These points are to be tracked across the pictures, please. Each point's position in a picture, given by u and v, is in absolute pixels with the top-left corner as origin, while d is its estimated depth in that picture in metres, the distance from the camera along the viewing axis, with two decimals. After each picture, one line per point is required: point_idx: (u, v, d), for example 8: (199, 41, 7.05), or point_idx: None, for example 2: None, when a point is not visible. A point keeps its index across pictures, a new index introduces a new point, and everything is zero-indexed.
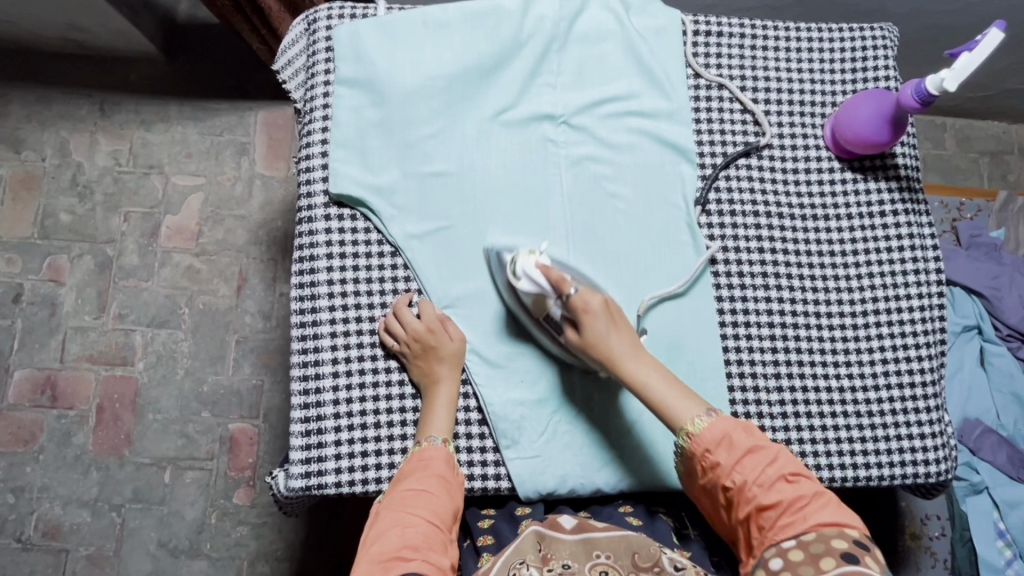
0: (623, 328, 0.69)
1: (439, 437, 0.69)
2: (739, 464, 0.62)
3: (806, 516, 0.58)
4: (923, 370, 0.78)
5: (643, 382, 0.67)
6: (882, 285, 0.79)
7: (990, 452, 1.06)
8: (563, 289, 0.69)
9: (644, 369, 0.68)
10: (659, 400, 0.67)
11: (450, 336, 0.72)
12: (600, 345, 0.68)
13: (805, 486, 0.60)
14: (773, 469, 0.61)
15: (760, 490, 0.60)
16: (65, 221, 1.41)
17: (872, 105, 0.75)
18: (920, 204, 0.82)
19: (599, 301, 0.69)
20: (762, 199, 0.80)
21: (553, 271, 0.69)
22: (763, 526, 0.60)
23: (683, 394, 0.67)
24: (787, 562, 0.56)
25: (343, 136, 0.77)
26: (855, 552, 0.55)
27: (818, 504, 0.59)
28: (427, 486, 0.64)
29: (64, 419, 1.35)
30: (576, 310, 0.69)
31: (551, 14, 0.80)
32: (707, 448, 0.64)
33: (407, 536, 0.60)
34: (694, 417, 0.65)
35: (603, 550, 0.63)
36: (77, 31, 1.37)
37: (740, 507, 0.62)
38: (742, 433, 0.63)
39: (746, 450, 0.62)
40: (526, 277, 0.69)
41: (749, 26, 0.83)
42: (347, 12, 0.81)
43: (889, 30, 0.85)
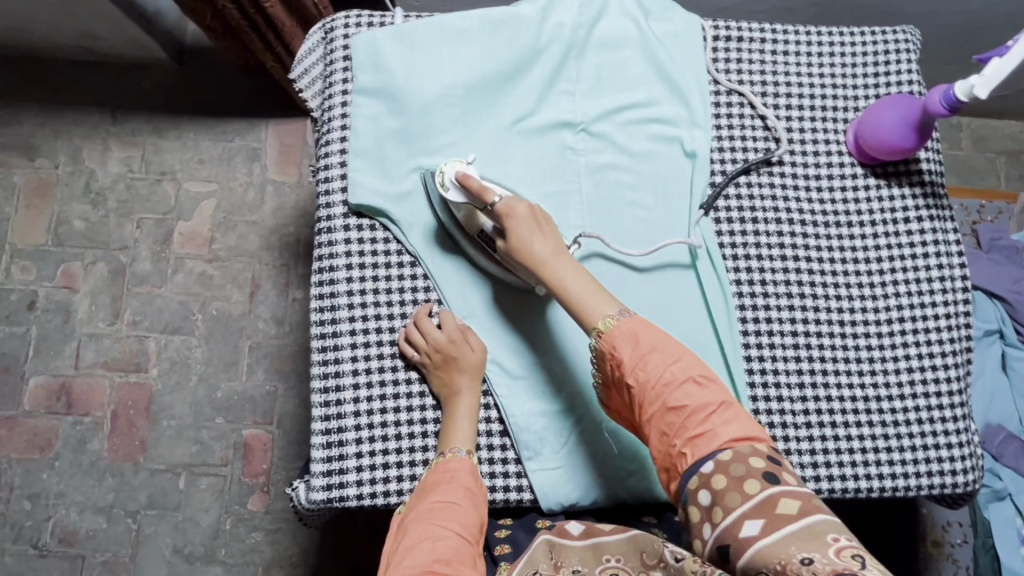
0: (545, 232, 0.69)
1: (462, 449, 0.69)
2: (644, 362, 0.61)
3: (716, 428, 0.58)
4: (949, 379, 0.77)
5: (559, 284, 0.67)
6: (906, 292, 0.78)
7: (1013, 459, 1.05)
8: (487, 196, 0.70)
9: (561, 271, 0.67)
10: (573, 299, 0.66)
11: (471, 346, 0.72)
12: (519, 250, 0.68)
13: (714, 391, 0.60)
14: (678, 371, 0.60)
15: (667, 391, 0.60)
16: (79, 228, 1.42)
17: (896, 111, 0.74)
18: (945, 210, 0.81)
19: (524, 207, 0.69)
20: (783, 206, 0.79)
21: (474, 181, 0.71)
22: (669, 431, 0.59)
23: (597, 295, 0.66)
24: (714, 495, 0.54)
25: (362, 146, 0.76)
26: (772, 469, 0.55)
27: (728, 416, 0.58)
28: (454, 499, 0.64)
29: (79, 426, 1.35)
30: (500, 216, 0.70)
31: (569, 21, 0.79)
32: (614, 343, 0.63)
33: (438, 550, 0.59)
34: (605, 316, 0.64)
35: (612, 554, 0.64)
36: (90, 39, 1.37)
37: (645, 408, 0.61)
38: (648, 332, 0.63)
39: (652, 351, 0.61)
40: (455, 187, 0.71)
41: (769, 32, 0.82)
42: (365, 21, 0.80)
43: (911, 33, 0.84)
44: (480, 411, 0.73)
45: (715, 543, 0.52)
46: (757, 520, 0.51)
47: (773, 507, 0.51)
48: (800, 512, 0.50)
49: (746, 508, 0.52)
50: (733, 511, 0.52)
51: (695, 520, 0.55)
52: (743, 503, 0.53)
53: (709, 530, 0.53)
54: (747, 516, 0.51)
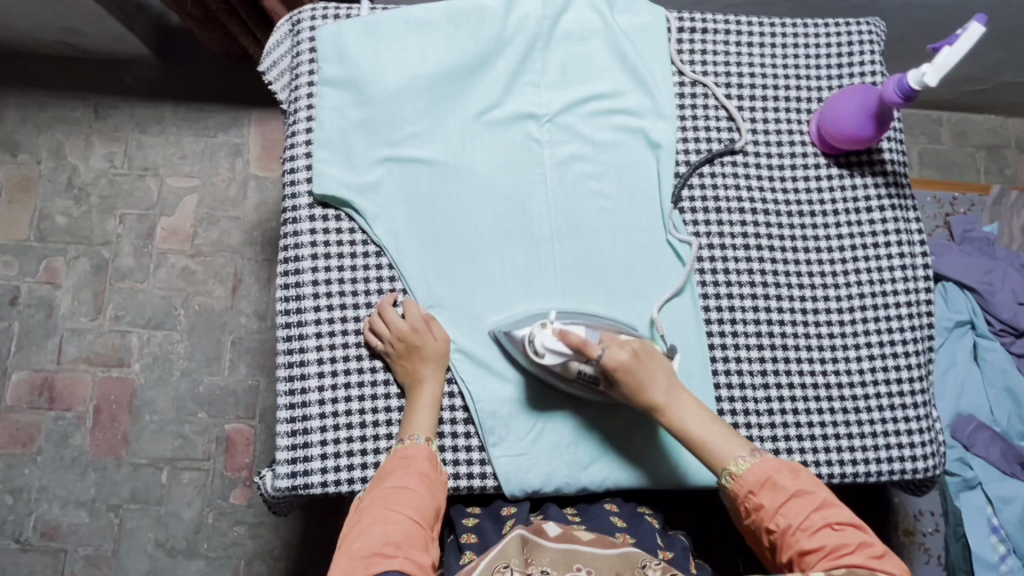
0: (654, 371, 0.68)
1: (421, 436, 0.69)
2: (783, 507, 0.63)
3: (840, 559, 0.59)
4: (910, 367, 0.78)
5: (681, 425, 0.68)
6: (868, 281, 0.79)
7: (983, 448, 1.06)
8: (587, 351, 0.67)
9: (681, 412, 0.68)
10: (698, 440, 0.67)
11: (434, 335, 0.72)
12: (638, 397, 0.68)
13: (851, 534, 0.60)
14: (819, 515, 0.62)
15: (805, 534, 0.61)
16: (61, 224, 1.42)
17: (856, 101, 0.75)
18: (907, 200, 0.81)
19: (626, 353, 0.68)
20: (747, 195, 0.80)
21: (574, 336, 0.67)
22: (804, 568, 0.60)
23: (723, 434, 0.67)
24: None
25: (327, 137, 0.77)
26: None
27: (855, 551, 0.59)
28: (409, 484, 0.65)
29: (62, 421, 1.36)
30: (605, 368, 0.68)
31: (535, 13, 0.80)
32: (751, 490, 0.64)
33: (389, 533, 0.60)
34: (736, 458, 0.66)
35: (584, 565, 0.63)
36: (71, 35, 1.37)
37: (781, 548, 0.62)
38: (789, 477, 0.64)
39: (790, 495, 0.63)
40: (550, 351, 0.68)
41: (733, 24, 0.83)
42: (331, 13, 0.81)
43: (874, 24, 0.84)
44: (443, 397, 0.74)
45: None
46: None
47: None
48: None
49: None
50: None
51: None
52: None
53: None
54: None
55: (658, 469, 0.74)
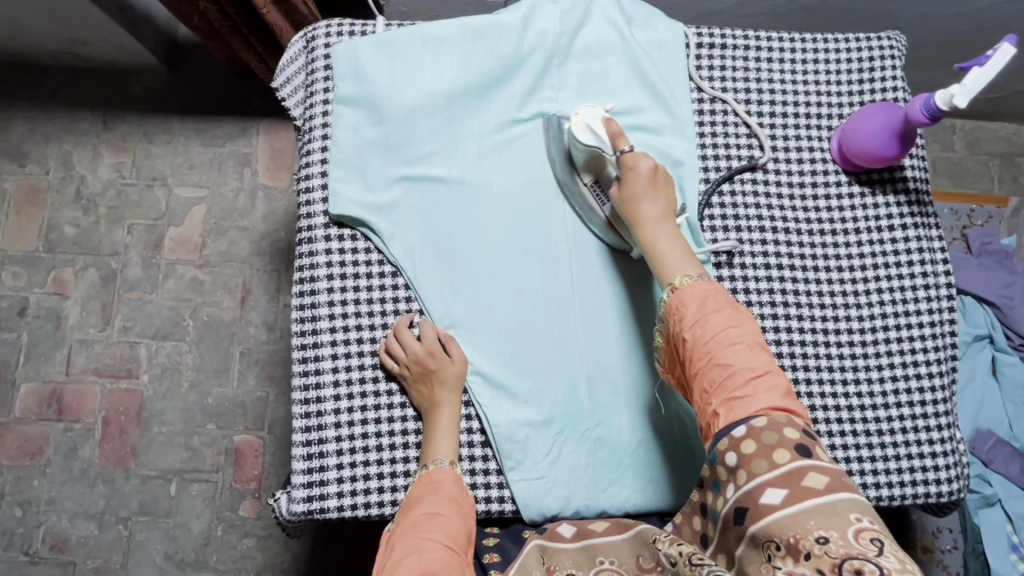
0: (660, 194, 0.71)
1: (445, 461, 0.68)
2: (705, 323, 0.62)
3: (758, 394, 0.58)
4: (934, 388, 0.76)
5: (650, 238, 0.69)
6: (891, 301, 0.78)
7: (1002, 464, 1.05)
8: (618, 142, 0.72)
9: (657, 229, 0.69)
10: (658, 254, 0.68)
11: (450, 357, 0.72)
12: (626, 201, 0.71)
13: (764, 360, 0.60)
14: (738, 338, 0.60)
15: (716, 351, 0.60)
16: (69, 234, 1.41)
17: (879, 119, 0.74)
18: (930, 217, 0.80)
19: (647, 163, 0.71)
20: (768, 213, 0.79)
21: (614, 126, 0.73)
22: (712, 389, 0.60)
23: (684, 255, 0.68)
24: (740, 458, 0.56)
25: (343, 155, 0.76)
26: (805, 442, 0.55)
27: (771, 385, 0.58)
28: (439, 510, 0.64)
29: (70, 432, 1.35)
30: (621, 164, 0.72)
31: (552, 28, 0.79)
32: (682, 303, 0.64)
33: (425, 562, 0.58)
34: (684, 275, 0.66)
35: (606, 556, 0.66)
36: (81, 45, 1.37)
37: (694, 363, 0.62)
38: (717, 299, 0.63)
39: (714, 316, 0.62)
40: (587, 129, 0.73)
41: (753, 39, 0.82)
42: (346, 30, 0.80)
43: (896, 39, 0.83)
44: (461, 423, 0.73)
45: (736, 504, 0.55)
46: (781, 489, 0.52)
47: (799, 479, 0.52)
48: (826, 488, 0.51)
49: (771, 476, 0.54)
50: (759, 477, 0.54)
51: (723, 479, 0.58)
52: (769, 471, 0.54)
53: (733, 490, 0.56)
54: (771, 484, 0.53)
55: (678, 492, 0.73)
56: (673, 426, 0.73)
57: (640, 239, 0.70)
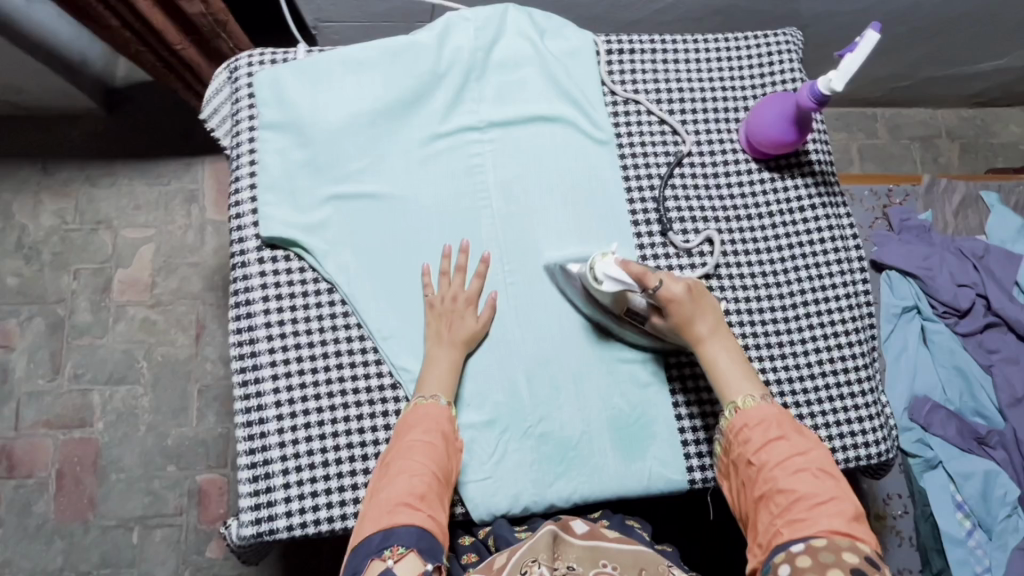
0: (705, 309, 0.71)
1: (443, 398, 0.70)
2: (768, 446, 0.65)
3: (818, 518, 0.60)
4: (854, 356, 0.81)
5: (708, 353, 0.70)
6: (808, 277, 0.82)
7: (940, 427, 1.10)
8: (645, 279, 0.69)
9: (711, 347, 0.71)
10: (718, 370, 0.70)
11: (475, 317, 0.75)
12: (678, 321, 0.71)
13: (829, 486, 0.62)
14: (801, 461, 0.64)
15: (782, 473, 0.64)
16: (12, 285, 1.39)
17: (776, 109, 0.79)
18: (837, 196, 0.85)
19: (682, 287, 0.70)
20: (686, 204, 0.83)
21: (634, 266, 0.69)
22: (775, 509, 0.63)
23: (742, 372, 0.70)
24: (794, 568, 0.57)
25: (271, 179, 0.78)
26: (864, 568, 0.56)
27: (831, 509, 0.61)
28: (432, 440, 0.67)
29: (23, 489, 1.31)
30: (658, 299, 0.70)
31: (467, 44, 0.82)
32: (746, 424, 0.67)
33: (413, 486, 0.63)
34: (747, 394, 0.68)
35: (610, 561, 0.62)
36: (13, 94, 1.36)
37: (758, 484, 0.65)
38: (783, 424, 0.67)
39: (777, 437, 0.66)
40: (609, 279, 0.70)
41: (658, 43, 0.87)
42: (268, 58, 0.82)
43: (791, 35, 0.89)
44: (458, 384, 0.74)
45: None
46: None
47: None
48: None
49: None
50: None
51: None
52: None
53: None
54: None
55: (624, 479, 0.75)
56: (614, 416, 0.76)
57: (698, 355, 0.71)
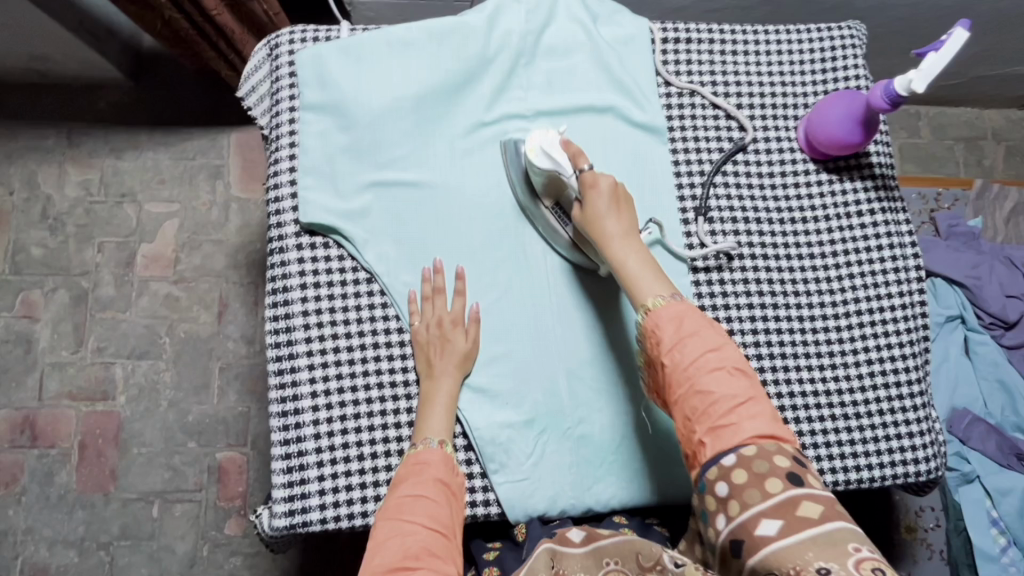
0: (623, 212, 0.69)
1: (434, 440, 0.68)
2: (681, 348, 0.61)
3: (743, 422, 0.57)
4: (908, 369, 0.78)
5: (616, 253, 0.67)
6: (863, 286, 0.79)
7: (980, 441, 1.07)
8: (578, 161, 0.70)
9: (621, 247, 0.67)
10: (627, 272, 0.66)
11: (464, 335, 0.72)
12: (591, 217, 0.69)
13: (745, 384, 0.59)
14: (714, 360, 0.60)
15: (697, 378, 0.59)
16: (37, 255, 1.38)
17: (843, 107, 0.76)
18: (897, 201, 0.82)
19: (607, 180, 0.69)
20: (739, 203, 0.80)
21: (572, 146, 0.71)
22: (697, 419, 0.59)
23: (651, 274, 0.66)
24: (732, 487, 0.55)
25: (311, 162, 0.75)
26: (797, 471, 0.54)
27: (756, 410, 0.58)
28: (424, 492, 0.63)
29: (46, 458, 1.31)
30: (583, 184, 0.70)
31: (518, 28, 0.79)
32: (656, 325, 0.63)
33: (408, 545, 0.58)
34: (656, 295, 0.64)
35: (612, 557, 0.63)
36: (41, 61, 1.34)
37: (675, 394, 0.61)
38: (692, 319, 0.62)
39: (688, 339, 0.61)
40: (544, 153, 0.70)
41: (717, 32, 0.83)
42: (310, 36, 0.80)
43: (857, 28, 0.84)
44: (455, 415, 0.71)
45: (729, 536, 0.53)
46: (776, 520, 0.51)
47: (793, 508, 0.51)
48: (821, 517, 0.50)
49: (765, 506, 0.52)
50: (752, 508, 0.53)
51: (711, 509, 0.56)
52: (763, 502, 0.53)
53: (723, 521, 0.54)
54: (765, 515, 0.52)
55: (663, 487, 0.73)
56: (656, 420, 0.74)
57: (607, 256, 0.68)
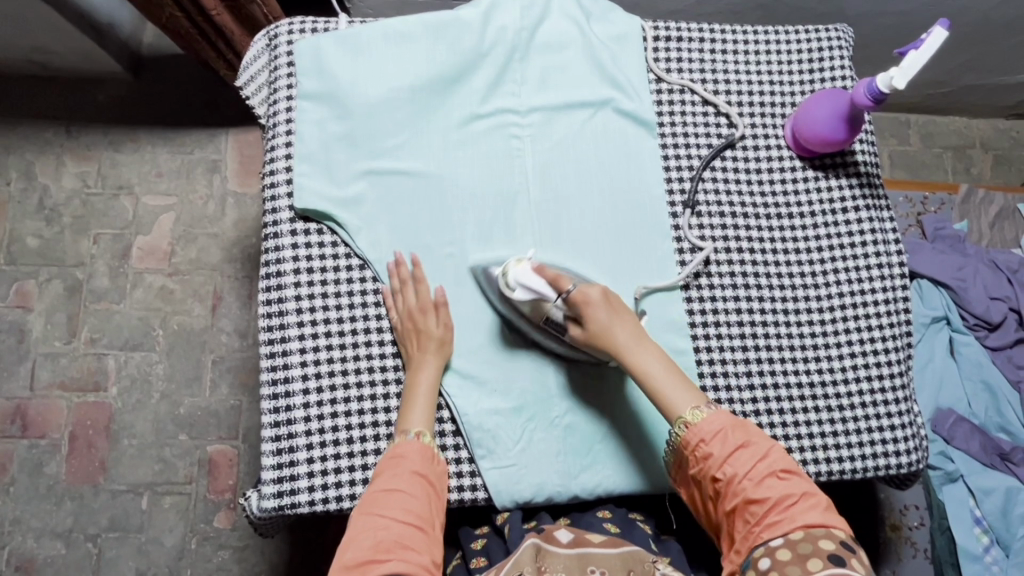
0: (624, 319, 0.69)
1: (411, 432, 0.68)
2: (731, 457, 0.64)
3: (793, 517, 0.60)
4: (890, 363, 0.79)
5: (637, 365, 0.68)
6: (847, 281, 0.81)
7: (963, 441, 1.08)
8: (560, 285, 0.70)
9: (642, 356, 0.68)
10: (657, 388, 0.67)
11: (439, 325, 0.72)
12: (601, 335, 0.69)
13: (795, 483, 0.62)
14: (764, 465, 0.63)
15: (749, 484, 0.62)
16: (32, 246, 1.38)
17: (827, 106, 0.78)
18: (881, 199, 0.84)
19: (597, 291, 0.69)
20: (727, 200, 0.81)
21: (548, 270, 0.71)
22: (748, 519, 0.62)
23: (680, 387, 0.67)
24: (775, 562, 0.58)
25: (308, 150, 0.77)
26: (841, 553, 0.57)
27: (807, 505, 0.61)
28: (399, 485, 0.64)
29: (36, 449, 1.31)
30: (575, 304, 0.70)
31: (512, 24, 0.81)
32: (702, 439, 0.65)
33: (380, 539, 0.60)
34: (692, 408, 0.66)
35: (599, 565, 0.63)
36: (42, 53, 1.35)
37: (725, 499, 0.63)
38: (739, 429, 0.65)
39: (738, 447, 0.64)
40: (522, 287, 0.70)
41: (706, 31, 0.85)
42: (309, 27, 0.81)
43: (843, 31, 0.87)
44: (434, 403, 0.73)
45: None
46: None
47: None
48: None
49: None
50: None
51: None
52: None
53: None
54: None
55: (649, 475, 0.74)
56: (642, 410, 0.75)
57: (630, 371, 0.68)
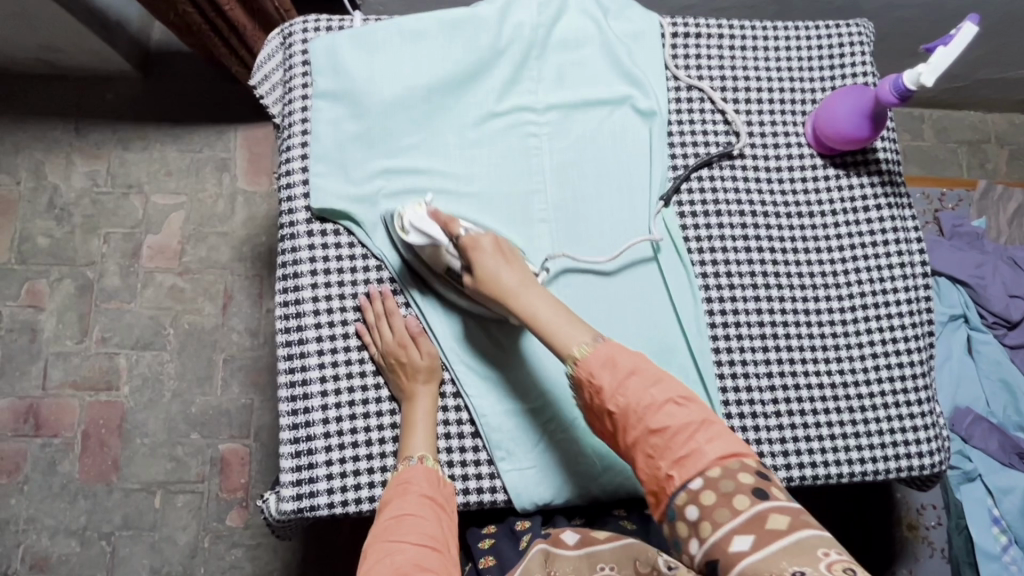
0: (510, 263, 0.68)
1: (415, 457, 0.68)
2: (624, 385, 0.59)
3: (701, 448, 0.56)
4: (912, 363, 0.78)
5: (526, 307, 0.65)
6: (868, 280, 0.80)
7: (982, 439, 1.07)
8: (450, 229, 0.69)
9: (529, 298, 0.66)
10: (542, 324, 0.64)
11: (422, 351, 0.71)
12: (487, 278, 0.67)
13: (696, 409, 0.58)
14: (660, 391, 0.59)
15: (647, 412, 0.58)
16: (43, 245, 1.38)
17: (851, 102, 0.76)
18: (903, 197, 0.82)
19: (487, 239, 0.68)
20: (746, 198, 0.80)
21: (442, 214, 0.70)
22: (653, 453, 0.58)
23: (570, 323, 0.64)
24: (701, 509, 0.53)
25: (324, 149, 0.76)
26: (762, 485, 0.53)
27: (712, 434, 0.57)
28: (410, 510, 0.63)
29: (49, 448, 1.32)
30: (462, 248, 0.69)
31: (529, 21, 0.80)
32: (591, 372, 0.61)
33: (397, 563, 0.58)
34: (581, 342, 0.62)
35: (608, 562, 0.62)
36: (50, 52, 1.35)
37: (627, 431, 0.59)
38: (626, 355, 0.61)
39: (630, 372, 0.59)
40: (414, 229, 0.69)
41: (725, 27, 0.84)
42: (323, 25, 0.80)
43: (864, 26, 0.85)
44: (438, 403, 0.73)
45: (703, 558, 0.52)
46: (748, 536, 0.50)
47: (763, 523, 0.50)
48: (790, 527, 0.49)
49: (736, 523, 0.51)
50: (723, 527, 0.51)
51: (683, 536, 0.54)
52: (733, 518, 0.51)
53: (695, 545, 0.53)
54: (737, 531, 0.50)
55: None
56: None
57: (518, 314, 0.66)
